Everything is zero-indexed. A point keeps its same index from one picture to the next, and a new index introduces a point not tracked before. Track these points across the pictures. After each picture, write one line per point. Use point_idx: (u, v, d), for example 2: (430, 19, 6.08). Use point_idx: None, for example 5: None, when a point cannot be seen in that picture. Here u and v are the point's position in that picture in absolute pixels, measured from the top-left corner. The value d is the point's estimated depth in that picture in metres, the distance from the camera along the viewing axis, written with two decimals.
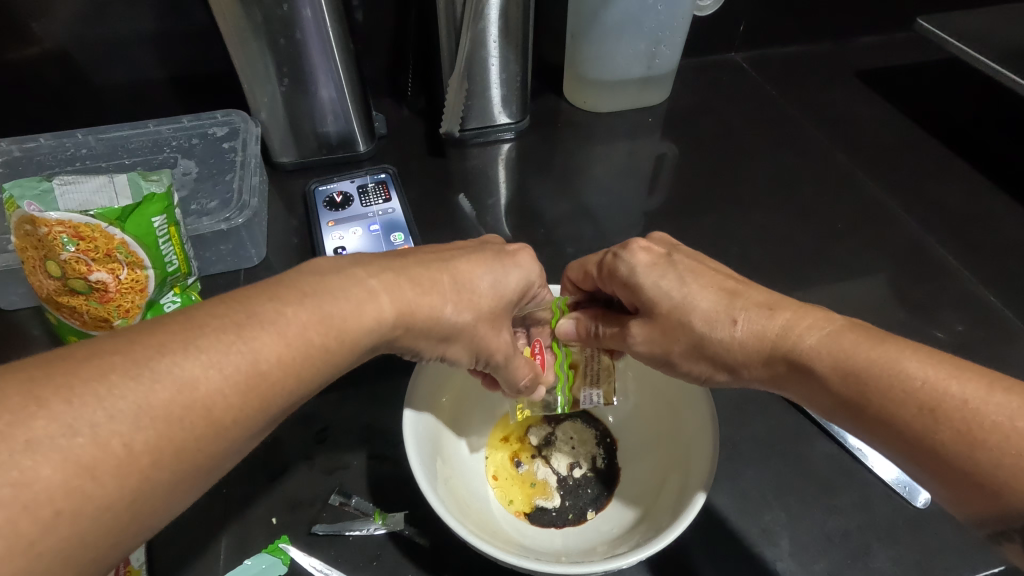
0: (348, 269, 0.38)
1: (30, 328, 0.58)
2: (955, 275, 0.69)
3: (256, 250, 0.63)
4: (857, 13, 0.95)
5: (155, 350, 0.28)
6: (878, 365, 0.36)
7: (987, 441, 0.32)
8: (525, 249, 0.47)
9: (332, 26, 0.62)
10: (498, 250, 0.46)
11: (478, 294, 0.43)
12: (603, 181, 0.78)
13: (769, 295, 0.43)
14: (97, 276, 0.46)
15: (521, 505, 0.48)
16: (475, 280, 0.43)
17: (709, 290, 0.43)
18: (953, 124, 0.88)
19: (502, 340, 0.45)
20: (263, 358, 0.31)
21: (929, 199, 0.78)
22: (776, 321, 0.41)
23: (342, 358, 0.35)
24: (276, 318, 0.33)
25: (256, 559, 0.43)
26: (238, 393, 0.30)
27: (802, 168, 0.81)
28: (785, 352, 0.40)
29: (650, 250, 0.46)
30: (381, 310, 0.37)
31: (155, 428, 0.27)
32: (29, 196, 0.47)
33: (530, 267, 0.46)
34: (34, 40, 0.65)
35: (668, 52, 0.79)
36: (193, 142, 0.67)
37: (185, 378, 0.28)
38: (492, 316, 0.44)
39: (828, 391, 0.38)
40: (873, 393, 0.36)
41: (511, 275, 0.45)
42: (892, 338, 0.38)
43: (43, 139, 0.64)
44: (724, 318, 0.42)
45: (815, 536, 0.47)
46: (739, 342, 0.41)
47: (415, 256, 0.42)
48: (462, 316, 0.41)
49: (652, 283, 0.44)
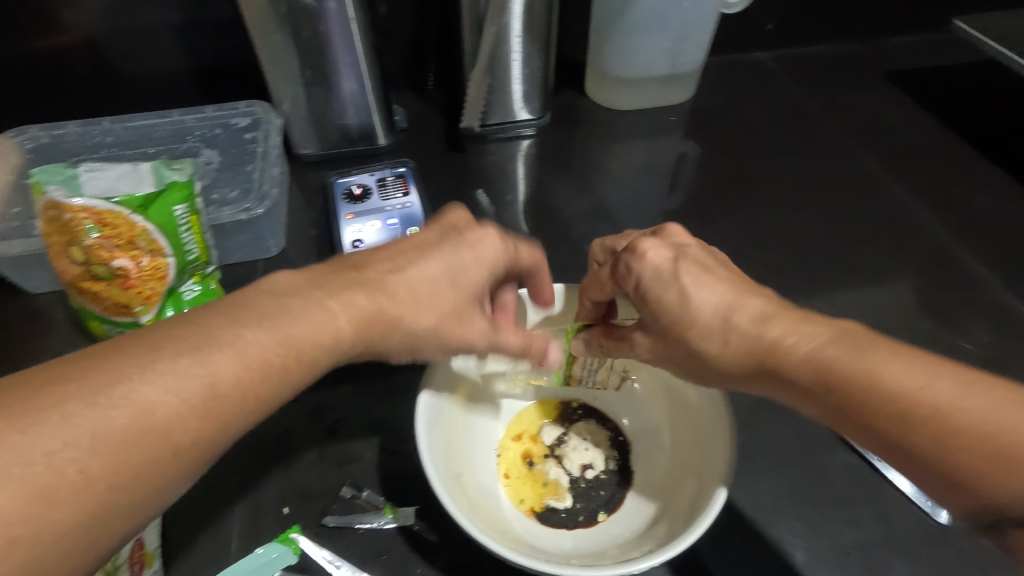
0: (306, 291, 0.37)
1: (52, 312, 0.59)
2: (983, 284, 0.67)
3: (275, 240, 0.63)
4: (890, 12, 0.92)
5: (109, 377, 0.29)
6: (857, 376, 0.36)
7: (959, 453, 0.32)
8: (486, 234, 0.45)
9: (355, 18, 0.62)
10: (460, 240, 0.44)
11: (437, 294, 0.41)
12: (622, 178, 0.77)
13: (765, 306, 0.41)
14: (119, 262, 0.46)
15: (532, 503, 0.47)
16: (430, 279, 0.41)
17: (708, 304, 0.41)
18: (987, 127, 0.85)
19: (476, 329, 0.43)
20: (221, 379, 0.32)
21: (960, 205, 0.75)
22: (768, 334, 0.39)
23: (299, 378, 0.35)
24: (233, 340, 0.33)
25: (268, 547, 0.43)
26: (197, 415, 0.31)
27: (827, 170, 0.79)
28: (773, 367, 0.39)
29: (662, 253, 0.44)
30: (339, 330, 0.37)
31: (110, 455, 0.28)
32: (56, 181, 0.47)
33: (494, 255, 0.45)
34: (64, 29, 0.66)
35: (693, 50, 0.78)
36: (216, 132, 0.68)
37: (142, 403, 0.29)
38: (458, 308, 0.42)
39: (814, 402, 0.38)
40: (855, 402, 0.36)
41: (469, 266, 0.43)
42: (879, 345, 0.37)
43: (71, 126, 0.65)
44: (716, 334, 0.41)
45: (832, 548, 0.46)
46: (729, 357, 0.40)
47: (370, 270, 0.41)
48: (421, 323, 0.41)
49: (654, 294, 0.43)
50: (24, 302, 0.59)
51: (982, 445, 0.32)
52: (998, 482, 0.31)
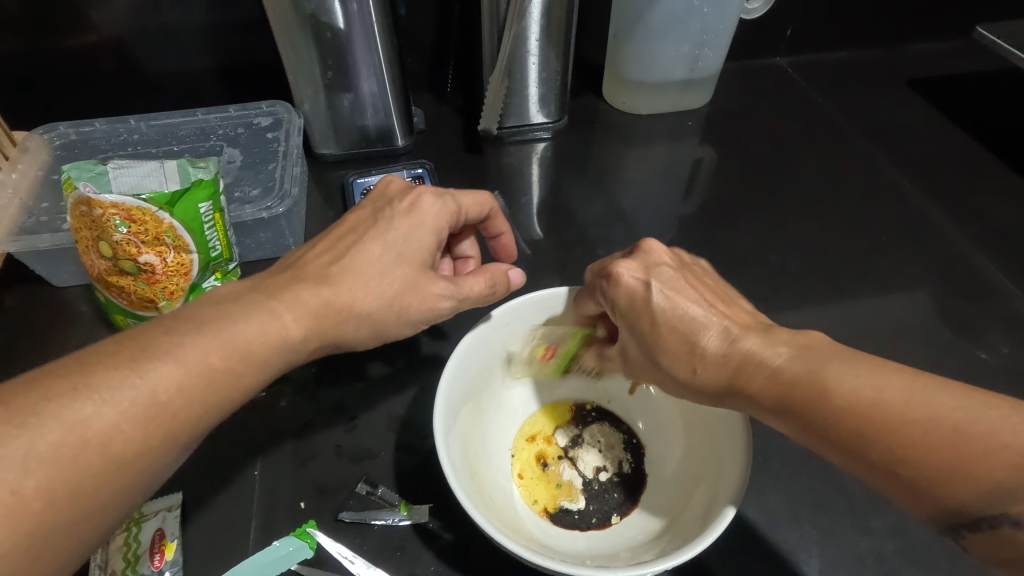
0: (247, 295, 0.38)
1: (78, 305, 0.60)
2: (1004, 294, 0.66)
3: (294, 238, 0.64)
4: (913, 18, 0.92)
5: (41, 396, 0.29)
6: (814, 393, 0.36)
7: (914, 461, 0.33)
8: (423, 197, 0.46)
9: (377, 21, 0.63)
10: (394, 210, 0.45)
11: (384, 273, 0.43)
12: (638, 182, 0.77)
13: (729, 331, 0.41)
14: (146, 257, 0.47)
15: (545, 504, 0.48)
16: (371, 261, 0.42)
17: (677, 331, 0.42)
18: (1010, 136, 0.84)
19: (433, 290, 0.44)
20: (161, 389, 0.32)
21: (980, 214, 0.75)
22: (732, 358, 0.40)
23: (251, 377, 0.36)
24: (173, 348, 0.33)
25: (284, 541, 0.44)
26: (137, 426, 0.31)
27: (845, 177, 0.79)
28: (737, 388, 0.40)
29: (635, 275, 0.45)
30: (289, 330, 0.38)
31: (45, 473, 0.28)
32: (86, 177, 0.48)
33: (432, 215, 0.46)
34: (91, 27, 0.68)
35: (711, 55, 0.78)
36: (238, 131, 0.69)
37: (76, 419, 0.29)
38: (410, 275, 0.44)
39: (777, 418, 0.38)
40: (812, 413, 0.36)
41: (413, 237, 0.44)
42: (840, 354, 0.38)
43: (98, 124, 0.66)
44: (685, 363, 0.42)
45: (847, 556, 0.46)
46: (697, 381, 0.42)
47: (310, 267, 0.42)
48: (374, 300, 0.42)
49: (630, 320, 0.45)
50: (49, 296, 0.61)
51: (930, 456, 0.32)
52: (967, 486, 0.31)
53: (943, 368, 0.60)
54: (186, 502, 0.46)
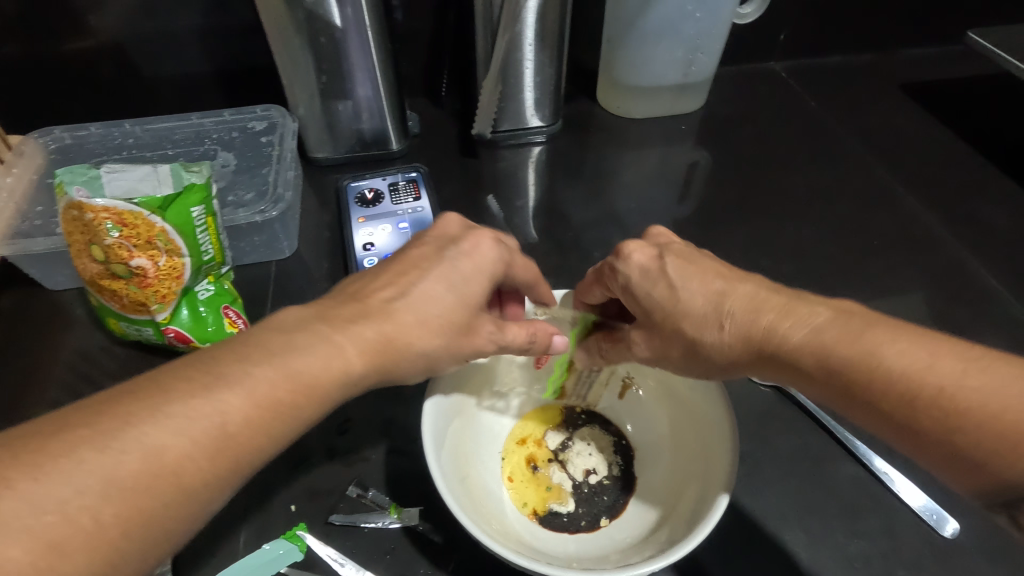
0: (313, 325, 0.38)
1: (73, 309, 0.60)
2: (996, 297, 0.67)
3: (288, 242, 0.65)
4: (905, 24, 0.92)
5: (123, 420, 0.30)
6: (860, 357, 0.36)
7: (968, 434, 0.33)
8: (486, 239, 0.46)
9: (371, 24, 0.63)
10: (457, 249, 0.45)
11: (445, 314, 0.42)
12: (632, 186, 0.77)
13: (757, 292, 0.42)
14: (138, 261, 0.47)
15: (535, 506, 0.48)
16: (434, 299, 0.42)
17: (699, 293, 0.43)
18: (1002, 140, 0.84)
19: (485, 333, 0.44)
20: (230, 419, 0.32)
21: (972, 217, 0.75)
22: (761, 322, 0.41)
23: (311, 412, 0.36)
24: (243, 378, 0.33)
25: (273, 545, 0.44)
26: (206, 456, 0.31)
27: (839, 181, 0.79)
28: (770, 351, 0.40)
29: (646, 252, 0.46)
30: (352, 364, 0.37)
31: (122, 500, 0.28)
32: (79, 181, 0.48)
33: (490, 257, 0.45)
34: (89, 32, 0.68)
35: (706, 60, 0.79)
36: (233, 135, 0.69)
37: (152, 446, 0.29)
38: (465, 319, 0.43)
39: (816, 384, 0.38)
40: (861, 379, 0.36)
41: (474, 281, 0.44)
42: (879, 324, 0.38)
43: (94, 128, 0.66)
44: (712, 322, 0.42)
45: (836, 557, 0.46)
46: (727, 346, 0.41)
47: (373, 299, 0.41)
48: (433, 342, 0.41)
49: (644, 292, 0.45)
50: (44, 299, 0.61)
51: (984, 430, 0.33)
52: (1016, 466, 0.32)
53: None
54: None
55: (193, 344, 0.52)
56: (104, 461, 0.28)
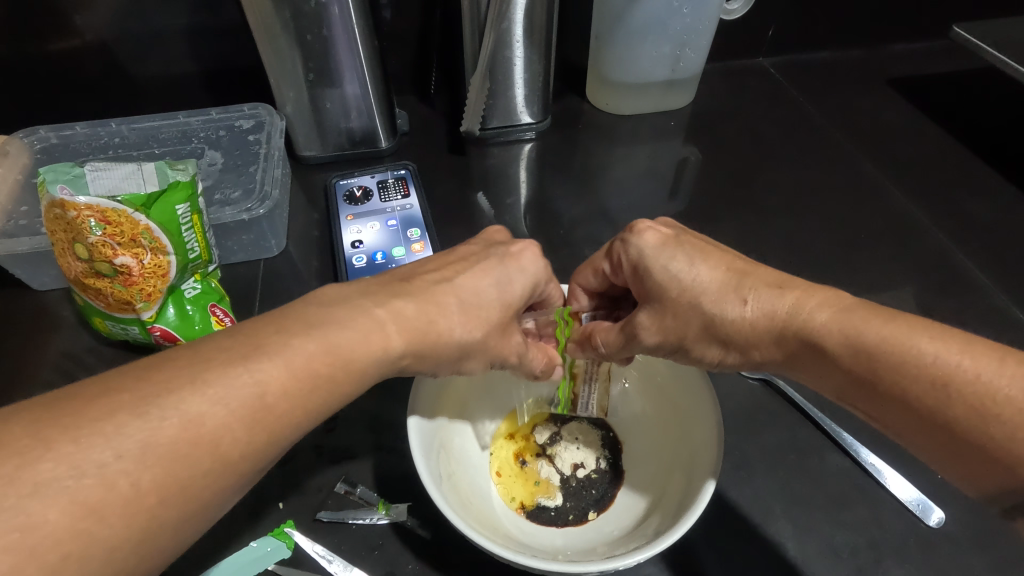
0: (356, 300, 0.38)
1: (60, 309, 0.60)
2: (984, 290, 0.67)
3: (276, 241, 0.65)
4: (891, 20, 0.93)
5: (162, 387, 0.29)
6: (891, 342, 0.36)
7: (1000, 419, 0.32)
8: (529, 249, 0.48)
9: (358, 22, 0.63)
10: (500, 252, 0.46)
11: (485, 307, 0.43)
12: (622, 182, 0.77)
13: (779, 274, 0.42)
14: (123, 259, 0.47)
15: (523, 500, 0.48)
16: (476, 291, 0.43)
17: (718, 270, 0.43)
18: (987, 134, 0.85)
19: (513, 342, 0.46)
20: (269, 390, 0.32)
21: (958, 211, 0.76)
22: (786, 300, 0.40)
23: (350, 387, 0.36)
24: (283, 348, 0.33)
25: (262, 542, 0.44)
26: (244, 426, 0.31)
27: (827, 176, 0.79)
28: (795, 329, 0.39)
29: (662, 231, 0.46)
30: (391, 341, 0.38)
31: (161, 466, 0.28)
32: (63, 180, 0.48)
33: (533, 267, 0.47)
34: (74, 32, 0.68)
35: (694, 56, 0.79)
36: (220, 134, 0.69)
37: (192, 414, 0.29)
38: (501, 317, 0.44)
39: (842, 367, 0.37)
40: (889, 364, 0.35)
41: (513, 279, 0.45)
42: (903, 316, 0.37)
43: (79, 127, 0.66)
44: (734, 298, 0.41)
45: (822, 547, 0.47)
46: (751, 323, 0.41)
47: (417, 281, 0.42)
48: (470, 332, 0.42)
49: (661, 265, 0.44)
50: (32, 299, 0.61)
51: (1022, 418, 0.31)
52: None
53: None
54: None
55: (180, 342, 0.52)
56: (143, 427, 0.28)
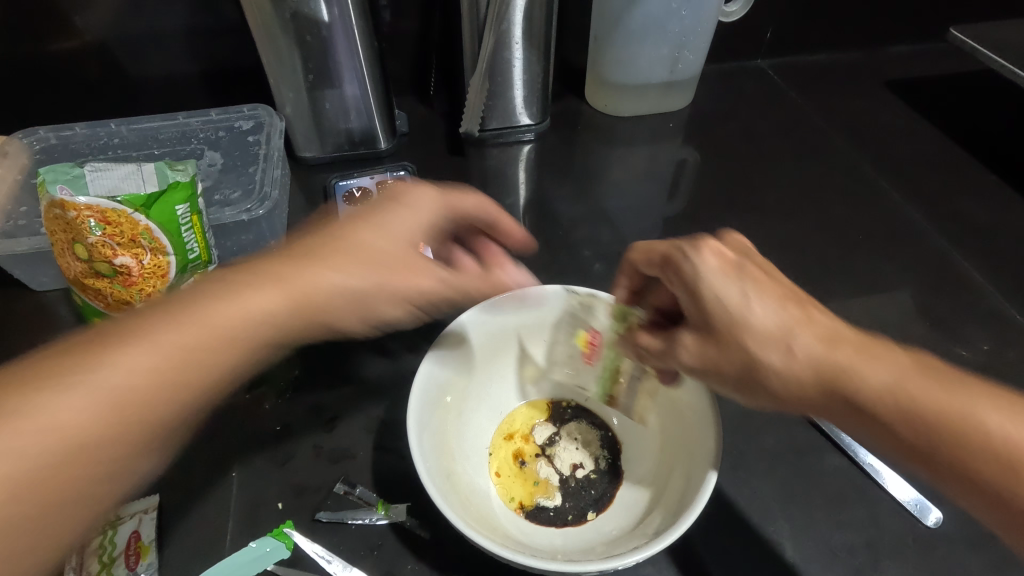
0: (232, 274, 0.37)
1: (59, 309, 0.60)
2: (981, 291, 0.67)
3: (276, 241, 0.65)
4: (889, 22, 0.93)
5: (13, 393, 0.29)
6: (949, 414, 0.36)
7: None
8: (415, 188, 0.46)
9: (357, 23, 0.63)
10: (386, 199, 0.44)
11: (376, 255, 0.40)
12: (621, 183, 0.78)
13: (830, 323, 0.40)
14: (122, 259, 0.47)
15: (522, 501, 0.48)
16: (364, 243, 0.41)
17: (773, 311, 0.39)
18: (985, 136, 0.85)
19: (421, 280, 0.42)
20: (132, 378, 0.32)
21: (956, 212, 0.76)
22: (839, 358, 0.38)
23: (230, 360, 0.35)
24: (144, 334, 0.33)
25: (261, 542, 0.45)
26: (105, 418, 0.31)
27: (826, 178, 0.79)
28: (844, 393, 0.38)
29: (723, 255, 0.42)
30: (270, 303, 0.36)
31: (15, 470, 0.28)
32: (63, 180, 0.48)
33: (419, 205, 0.45)
34: (74, 33, 0.68)
35: (692, 58, 0.79)
36: (220, 134, 0.69)
37: (44, 416, 0.29)
38: (401, 258, 0.41)
39: (890, 433, 0.37)
40: (945, 438, 0.36)
41: (400, 219, 0.43)
42: (960, 384, 0.37)
43: (79, 128, 0.66)
44: (782, 344, 0.39)
45: (820, 547, 0.47)
46: (796, 377, 0.39)
47: (301, 244, 0.40)
48: (356, 278, 0.39)
49: (716, 297, 0.40)
50: (31, 300, 0.61)
51: None
52: None
53: None
54: (165, 507, 0.47)
55: None
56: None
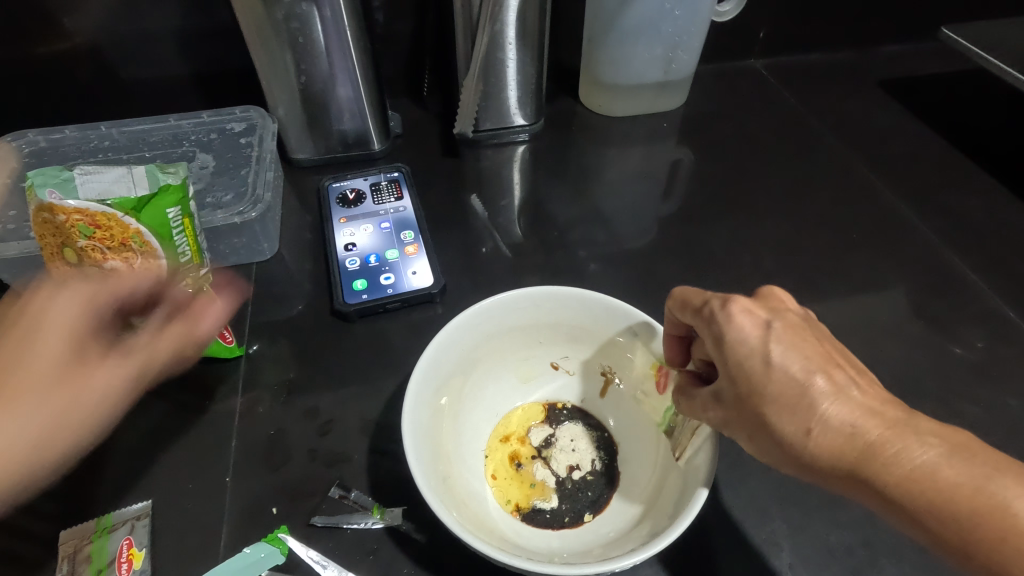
0: None
1: None
2: (975, 289, 0.68)
3: (269, 243, 0.64)
4: (881, 22, 0.94)
5: None
6: (986, 507, 0.31)
7: None
8: (39, 291, 0.42)
9: (350, 25, 0.63)
10: (15, 322, 0.41)
11: (33, 402, 0.39)
12: (615, 184, 0.78)
13: (865, 396, 0.37)
14: (112, 263, 0.47)
15: (518, 503, 0.48)
16: (7, 395, 0.38)
17: (799, 378, 0.37)
18: (977, 134, 0.86)
19: (99, 383, 0.41)
20: None
21: (949, 210, 0.76)
22: (861, 434, 0.35)
23: None
24: None
25: (255, 547, 0.44)
26: None
27: (819, 177, 0.80)
28: (867, 474, 0.35)
29: (754, 313, 0.40)
30: None
31: None
32: (51, 184, 0.47)
33: (63, 312, 0.41)
34: (63, 34, 0.67)
35: (686, 58, 0.79)
36: (211, 136, 0.68)
37: None
38: (63, 387, 0.40)
39: (922, 525, 0.33)
40: (990, 542, 0.31)
41: (49, 342, 0.40)
42: (1005, 471, 0.32)
43: (69, 131, 0.66)
44: (802, 413, 0.36)
45: (818, 548, 0.47)
46: (813, 450, 0.36)
47: None
48: (27, 427, 0.38)
49: (736, 355, 0.39)
50: None
51: None
52: None
53: (915, 362, 0.61)
54: (158, 513, 0.46)
55: None
56: None
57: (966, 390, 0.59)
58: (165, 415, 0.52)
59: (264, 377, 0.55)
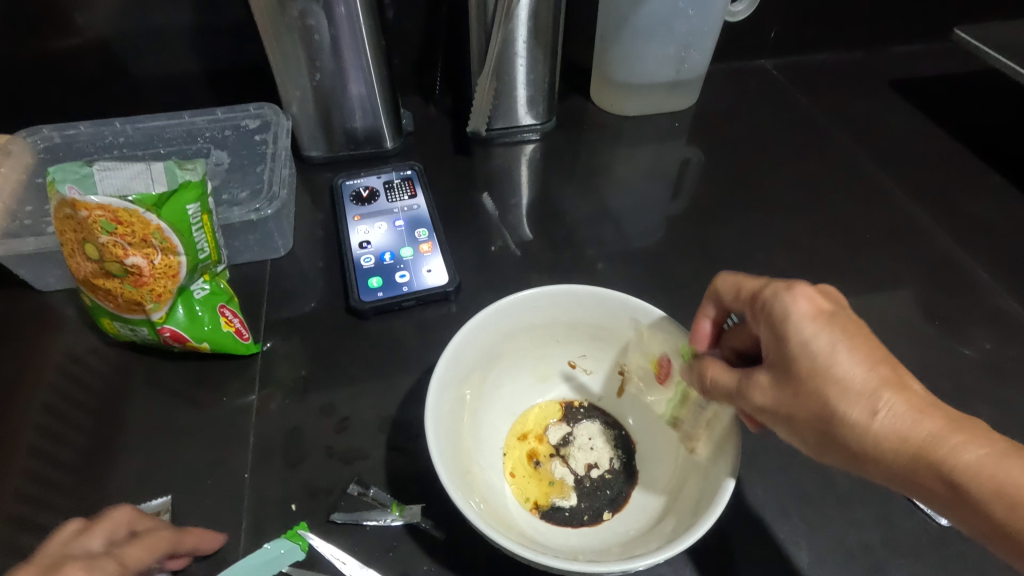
0: None
1: (65, 310, 0.60)
2: (986, 290, 0.68)
3: (283, 241, 0.64)
4: (891, 22, 0.94)
5: None
6: None
7: None
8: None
9: (365, 22, 0.63)
10: None
11: None
12: (626, 183, 0.78)
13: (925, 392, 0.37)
14: (133, 260, 0.47)
15: (537, 500, 0.48)
16: None
17: (863, 366, 0.36)
18: (987, 135, 0.86)
19: None
20: None
21: (960, 211, 0.76)
22: (925, 424, 0.35)
23: None
24: None
25: (275, 544, 0.44)
26: None
27: (830, 177, 0.80)
28: (932, 463, 0.34)
29: (816, 300, 0.39)
30: None
31: None
32: (71, 180, 0.47)
33: None
34: (77, 31, 0.67)
35: (697, 57, 0.79)
36: (226, 133, 0.68)
37: None
38: None
39: (989, 518, 0.32)
40: None
41: None
42: None
43: (83, 127, 0.65)
44: (864, 401, 0.36)
45: (835, 548, 0.47)
46: (875, 438, 0.35)
47: None
48: None
49: (800, 339, 0.38)
50: (36, 301, 0.60)
51: None
52: None
53: (927, 363, 0.61)
54: (177, 509, 0.47)
55: (189, 343, 0.52)
56: None
57: (979, 391, 0.59)
58: (182, 412, 0.52)
59: (279, 374, 0.55)
